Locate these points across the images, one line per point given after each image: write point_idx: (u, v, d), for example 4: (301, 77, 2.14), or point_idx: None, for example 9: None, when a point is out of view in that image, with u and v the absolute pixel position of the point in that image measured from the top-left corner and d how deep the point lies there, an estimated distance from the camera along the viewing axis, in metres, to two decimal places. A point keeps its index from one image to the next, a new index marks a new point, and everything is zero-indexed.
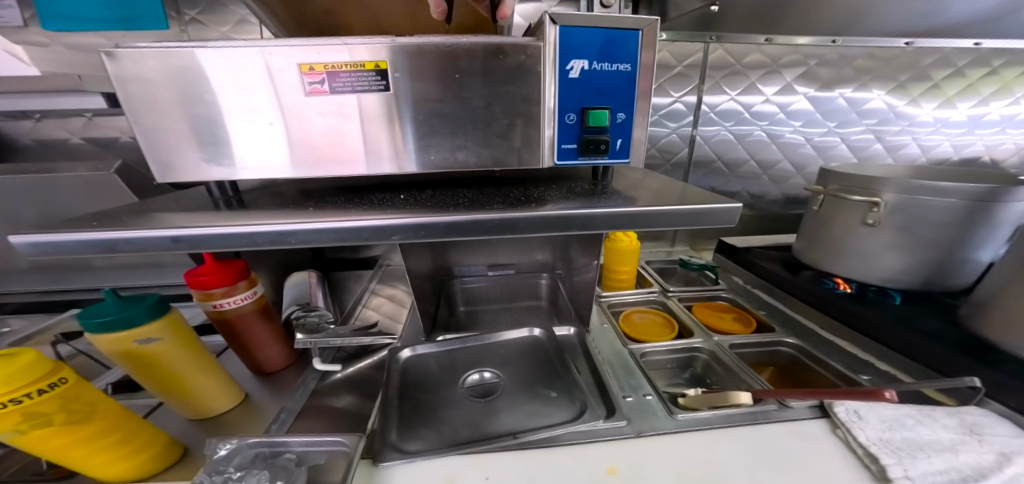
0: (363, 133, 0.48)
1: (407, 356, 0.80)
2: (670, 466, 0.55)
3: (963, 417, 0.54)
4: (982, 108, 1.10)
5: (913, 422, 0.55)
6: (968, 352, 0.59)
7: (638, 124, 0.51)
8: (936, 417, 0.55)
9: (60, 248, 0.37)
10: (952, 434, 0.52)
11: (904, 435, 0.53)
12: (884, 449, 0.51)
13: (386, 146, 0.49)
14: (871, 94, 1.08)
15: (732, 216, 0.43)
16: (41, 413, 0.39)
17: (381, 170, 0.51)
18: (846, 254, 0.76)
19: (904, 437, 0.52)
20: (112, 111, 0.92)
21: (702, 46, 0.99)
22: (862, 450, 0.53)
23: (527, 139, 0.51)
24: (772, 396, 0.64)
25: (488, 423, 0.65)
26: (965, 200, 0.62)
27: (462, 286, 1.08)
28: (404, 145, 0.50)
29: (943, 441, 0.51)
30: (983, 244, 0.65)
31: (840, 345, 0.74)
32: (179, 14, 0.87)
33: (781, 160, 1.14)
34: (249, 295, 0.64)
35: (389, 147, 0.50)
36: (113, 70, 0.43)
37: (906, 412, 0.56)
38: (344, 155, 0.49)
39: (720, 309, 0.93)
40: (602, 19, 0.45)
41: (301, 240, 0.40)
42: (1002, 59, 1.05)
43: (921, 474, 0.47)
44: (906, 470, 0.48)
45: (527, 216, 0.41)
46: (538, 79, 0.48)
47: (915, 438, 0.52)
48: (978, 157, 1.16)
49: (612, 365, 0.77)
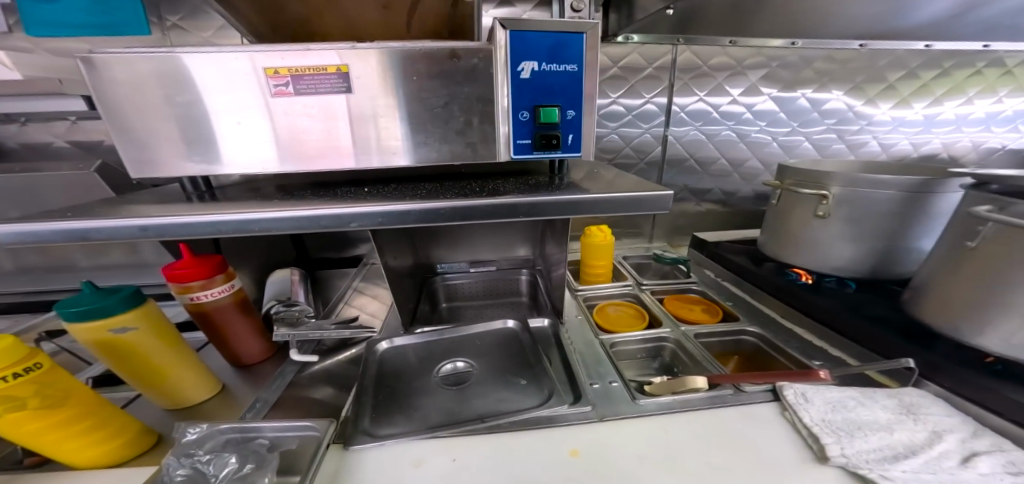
0: (351, 131, 0.52)
1: (384, 349, 0.82)
2: (629, 448, 0.57)
3: (902, 399, 0.56)
4: (936, 107, 1.16)
5: (855, 403, 0.57)
6: (909, 337, 0.62)
7: (588, 121, 0.55)
8: (877, 399, 0.57)
9: (34, 237, 0.39)
10: (890, 413, 0.54)
11: (846, 416, 0.55)
12: (825, 429, 0.53)
13: (376, 142, 0.53)
14: (832, 95, 1.13)
15: (666, 202, 0.46)
16: (15, 397, 0.41)
17: (372, 164, 0.54)
18: (803, 245, 0.80)
19: (845, 417, 0.54)
20: (96, 114, 0.94)
21: (671, 48, 1.03)
22: (806, 430, 0.55)
23: (486, 134, 0.54)
24: (728, 381, 0.66)
25: (459, 408, 0.67)
26: (904, 191, 0.66)
27: (443, 282, 1.13)
28: (399, 139, 0.53)
29: (881, 420, 0.53)
30: (923, 233, 0.69)
31: (798, 332, 0.77)
32: (161, 20, 0.91)
33: (750, 158, 1.18)
34: (227, 288, 0.66)
35: (379, 144, 0.53)
36: (90, 75, 0.45)
37: (849, 394, 0.58)
38: (336, 149, 0.52)
39: (690, 301, 0.95)
40: (549, 24, 0.49)
41: (264, 228, 0.43)
42: (952, 61, 1.11)
43: (856, 453, 0.49)
44: (843, 448, 0.50)
45: (478, 204, 0.45)
46: (492, 79, 0.51)
47: (855, 418, 0.54)
48: (936, 154, 1.21)
49: (582, 355, 0.80)
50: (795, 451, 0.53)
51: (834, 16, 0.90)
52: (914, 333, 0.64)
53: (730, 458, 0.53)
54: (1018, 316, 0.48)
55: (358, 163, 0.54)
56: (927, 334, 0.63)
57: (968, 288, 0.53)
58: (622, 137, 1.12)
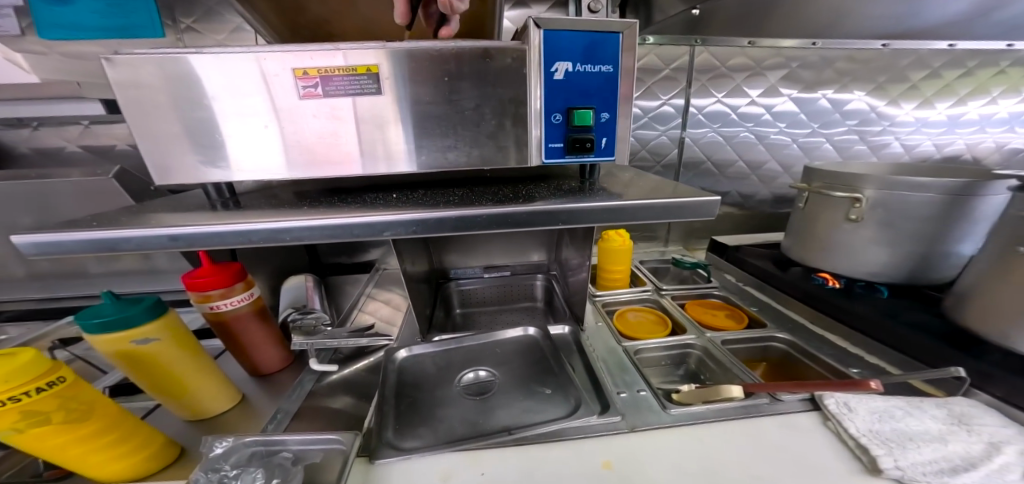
0: (357, 135, 0.50)
1: (403, 357, 0.80)
2: (665, 460, 0.55)
3: (952, 408, 0.54)
4: (960, 107, 1.14)
5: (902, 413, 0.55)
6: (954, 344, 0.60)
7: (622, 124, 0.53)
8: (925, 409, 0.55)
9: (59, 247, 0.38)
10: (941, 424, 0.52)
11: (894, 426, 0.53)
12: (875, 440, 0.51)
13: (382, 147, 0.51)
14: (853, 95, 1.11)
15: (711, 209, 0.46)
16: (39, 411, 0.39)
17: (378, 170, 0.52)
18: (832, 249, 0.78)
19: (894, 428, 0.53)
20: (109, 119, 0.93)
21: (688, 49, 1.02)
22: (852, 441, 0.53)
23: (517, 137, 0.53)
24: (763, 390, 0.64)
25: (484, 419, 0.65)
26: (942, 194, 0.64)
27: (457, 288, 1.11)
28: (404, 145, 0.51)
29: (932, 431, 0.51)
30: (963, 236, 0.68)
31: (831, 340, 0.74)
32: (175, 23, 0.89)
33: (768, 159, 1.17)
34: (247, 297, 0.64)
35: (384, 148, 0.51)
36: (114, 76, 0.44)
37: (895, 404, 0.56)
38: (339, 157, 0.51)
39: (713, 306, 0.93)
40: (584, 23, 0.47)
41: (296, 237, 0.41)
42: (976, 60, 1.09)
43: (911, 465, 0.47)
44: (896, 460, 0.48)
45: (516, 210, 0.44)
46: (525, 81, 0.50)
47: (904, 428, 0.52)
48: (960, 155, 1.19)
49: (606, 362, 0.78)
50: (841, 463, 0.51)
51: (857, 16, 0.89)
52: (958, 339, 0.62)
53: (774, 470, 0.51)
54: None
55: (360, 170, 0.52)
56: (972, 341, 0.60)
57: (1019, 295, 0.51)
58: (637, 139, 1.10)
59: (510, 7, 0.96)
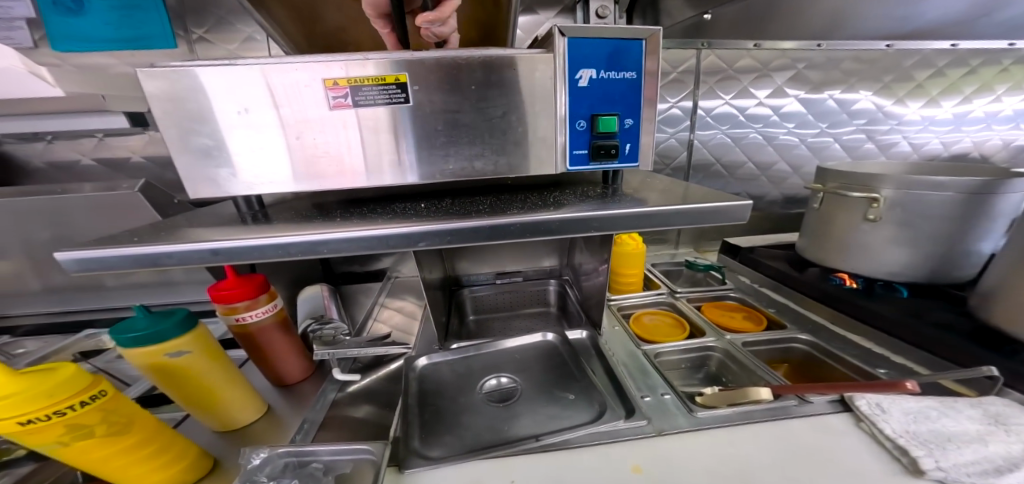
0: (362, 146, 0.50)
1: (423, 365, 0.81)
2: (696, 464, 0.55)
3: (987, 408, 0.54)
4: (966, 105, 1.15)
5: (937, 414, 0.55)
6: (983, 344, 0.60)
7: (646, 130, 0.54)
8: (960, 409, 0.55)
9: (101, 263, 0.38)
10: (978, 424, 0.52)
11: (930, 427, 0.53)
12: (913, 441, 0.51)
13: (389, 160, 0.51)
14: (859, 95, 1.12)
15: (742, 213, 0.46)
16: (83, 424, 0.39)
17: (384, 181, 0.52)
18: (850, 250, 0.78)
19: (930, 429, 0.53)
20: (125, 131, 0.93)
21: (695, 52, 1.03)
22: (889, 442, 0.53)
23: (540, 145, 0.53)
24: (791, 392, 0.64)
25: (509, 426, 0.65)
26: (962, 193, 0.65)
27: (471, 295, 1.11)
28: (404, 156, 0.51)
29: (971, 432, 0.51)
30: (982, 234, 0.68)
31: (853, 340, 0.75)
32: (187, 33, 0.90)
33: (777, 160, 1.17)
34: (271, 308, 0.64)
35: (393, 159, 0.51)
36: (149, 88, 0.44)
37: (929, 405, 0.57)
38: (345, 168, 0.51)
39: (729, 308, 0.94)
40: (608, 31, 0.48)
41: (332, 249, 0.42)
42: (980, 59, 1.10)
43: (953, 466, 0.47)
44: (938, 461, 0.48)
45: (549, 218, 0.44)
46: (549, 89, 0.50)
47: (942, 429, 0.52)
48: (967, 152, 1.20)
49: (627, 366, 0.78)
50: (882, 466, 0.51)
51: (863, 17, 0.90)
52: (985, 338, 0.62)
53: (811, 472, 0.51)
54: None
55: (375, 181, 0.52)
56: (1000, 339, 0.61)
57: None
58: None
59: (520, 13, 0.97)
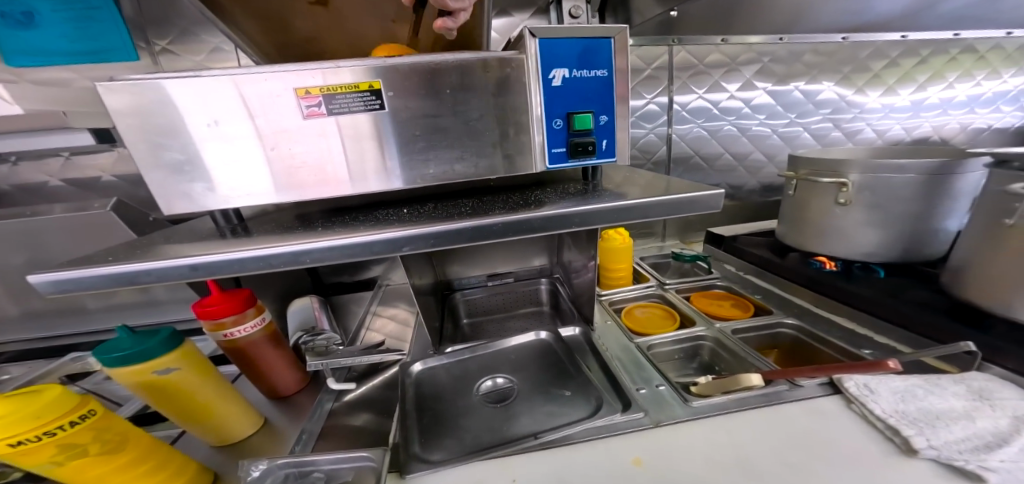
0: (343, 154, 0.50)
1: (418, 370, 0.80)
2: (694, 453, 0.56)
3: (971, 384, 0.57)
4: (921, 93, 1.22)
5: (923, 392, 0.58)
6: (959, 320, 0.64)
7: (621, 126, 0.55)
8: (945, 386, 0.58)
9: (80, 284, 0.37)
10: (964, 401, 0.55)
11: (919, 406, 0.56)
12: (903, 421, 0.54)
13: (371, 166, 0.51)
14: (822, 86, 1.17)
15: (716, 201, 0.48)
16: (76, 443, 0.39)
17: (369, 188, 0.52)
18: (827, 234, 0.82)
19: (919, 407, 0.55)
20: (94, 149, 0.90)
21: (667, 49, 1.06)
22: (881, 423, 0.55)
23: (519, 145, 0.54)
24: (782, 377, 0.66)
25: (508, 426, 0.65)
26: (923, 174, 0.69)
27: (463, 298, 1.11)
28: (385, 162, 0.51)
29: (958, 409, 0.54)
30: (947, 213, 0.73)
31: (837, 321, 0.78)
32: (149, 45, 0.88)
33: (752, 151, 1.22)
34: (259, 322, 0.63)
35: (374, 165, 0.51)
36: (111, 103, 0.43)
37: (915, 383, 0.60)
38: (328, 176, 0.51)
39: (718, 297, 0.97)
40: (578, 31, 0.49)
41: (316, 259, 0.42)
42: (929, 48, 1.17)
43: (944, 444, 0.50)
44: (929, 440, 0.50)
45: (533, 216, 0.45)
46: (525, 88, 0.51)
47: (930, 407, 0.55)
48: (927, 137, 1.27)
49: (621, 360, 0.79)
50: (878, 447, 0.53)
51: (819, 11, 0.95)
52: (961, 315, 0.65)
53: (806, 456, 0.53)
54: None
55: (358, 189, 0.52)
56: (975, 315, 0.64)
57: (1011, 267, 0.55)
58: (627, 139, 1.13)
59: (495, 16, 0.99)
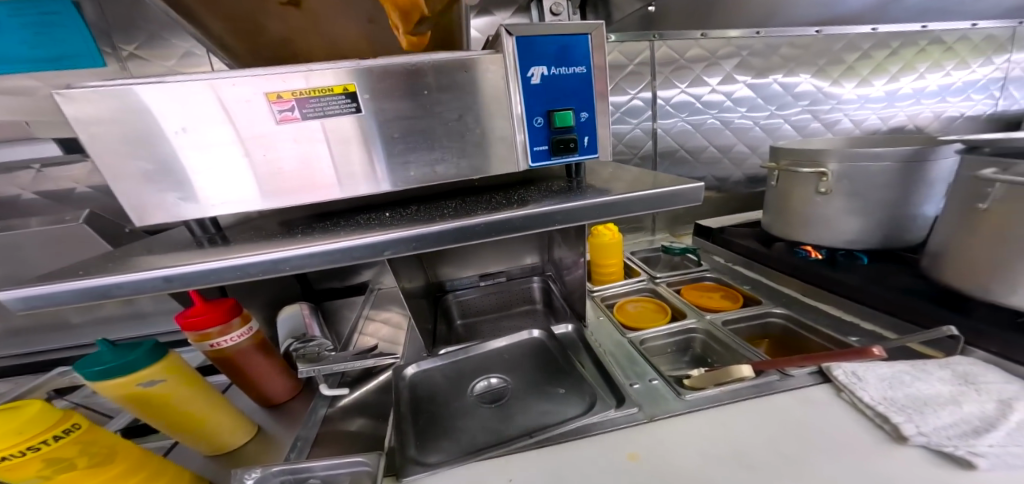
0: (323, 157, 0.49)
1: (412, 373, 0.79)
2: (689, 445, 0.56)
3: (956, 369, 0.58)
4: (894, 83, 1.25)
5: (910, 378, 0.59)
6: (940, 304, 0.65)
7: (601, 123, 0.56)
8: (931, 371, 0.59)
9: (48, 300, 0.36)
10: (951, 386, 0.56)
11: (907, 393, 0.57)
12: (892, 408, 0.54)
13: (351, 169, 0.50)
14: (800, 78, 1.20)
15: (697, 194, 0.48)
16: (62, 457, 0.39)
17: (353, 192, 0.51)
18: (810, 223, 0.84)
19: (907, 394, 0.56)
20: (64, 160, 0.87)
21: (648, 44, 1.07)
22: (871, 411, 0.56)
23: (502, 144, 0.54)
24: (772, 367, 0.67)
25: (503, 426, 0.65)
26: (899, 162, 0.70)
27: (455, 299, 1.11)
28: (365, 165, 0.51)
29: (945, 394, 0.55)
30: (925, 199, 0.75)
31: (825, 309, 0.79)
32: (115, 50, 0.84)
33: (736, 143, 1.23)
34: (246, 331, 0.62)
35: (354, 168, 0.50)
36: (69, 112, 0.41)
37: (901, 369, 0.61)
38: (310, 181, 0.50)
39: (708, 288, 0.98)
40: (554, 28, 0.49)
41: (294, 266, 0.41)
42: (899, 41, 1.21)
43: (934, 430, 0.50)
44: (919, 426, 0.51)
45: (517, 215, 0.45)
46: (504, 87, 0.51)
47: (917, 394, 0.56)
48: (903, 126, 1.30)
49: (615, 355, 0.79)
50: (869, 435, 0.53)
51: (793, 5, 0.97)
52: (943, 299, 0.67)
53: (799, 446, 0.53)
54: None
55: (343, 191, 0.51)
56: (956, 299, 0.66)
57: (986, 250, 0.56)
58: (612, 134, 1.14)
59: (475, 15, 0.98)
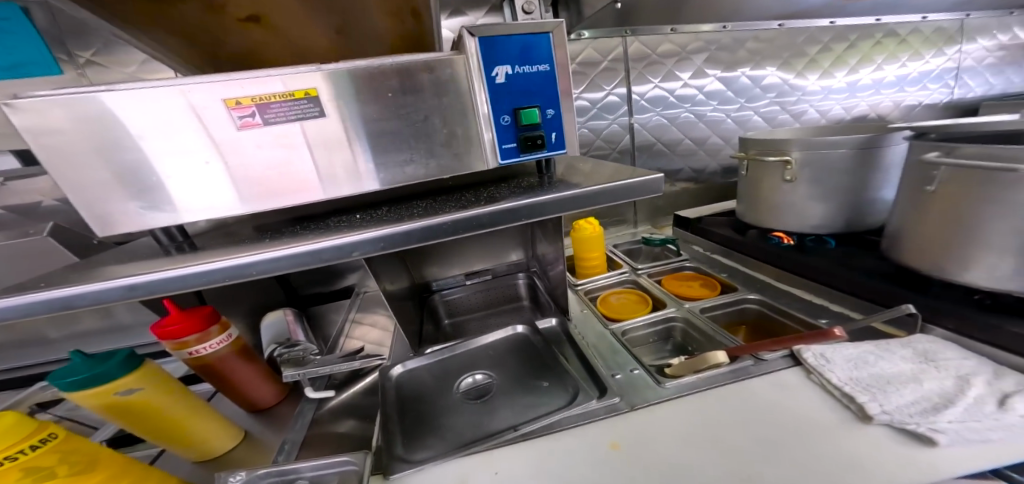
0: (302, 161, 0.49)
1: (399, 373, 0.80)
2: (668, 432, 0.58)
3: (916, 347, 0.60)
4: (854, 75, 1.31)
5: (874, 358, 0.60)
6: (900, 283, 0.69)
7: (567, 119, 0.57)
8: (894, 351, 0.60)
9: (6, 313, 0.35)
10: (912, 364, 0.57)
11: (871, 372, 0.57)
12: (858, 388, 0.55)
13: (329, 171, 0.50)
14: (766, 71, 1.24)
15: (657, 185, 0.50)
16: (42, 466, 0.39)
17: (337, 193, 0.52)
18: (779, 209, 0.87)
19: (871, 374, 0.57)
20: (26, 173, 0.84)
21: (621, 40, 1.09)
22: (839, 392, 0.56)
23: (470, 143, 0.55)
24: (747, 353, 0.68)
25: (489, 420, 0.66)
26: (855, 149, 0.74)
27: (441, 299, 1.11)
28: (343, 166, 0.51)
29: (906, 373, 0.56)
30: (882, 184, 0.79)
31: (796, 293, 0.83)
32: (73, 57, 0.82)
33: (710, 135, 1.27)
34: (225, 338, 0.61)
35: (331, 171, 0.50)
36: (19, 124, 0.39)
37: (866, 350, 0.61)
38: (289, 186, 0.49)
39: (688, 278, 1.00)
40: (515, 28, 0.50)
41: (262, 270, 0.41)
42: (856, 33, 1.26)
43: (896, 408, 0.51)
44: (882, 406, 0.52)
45: (488, 211, 0.46)
46: (468, 87, 0.52)
47: (881, 373, 0.57)
48: (865, 115, 1.36)
49: (597, 348, 0.81)
50: (837, 414, 0.54)
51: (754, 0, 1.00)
52: (904, 280, 0.70)
53: (770, 428, 0.55)
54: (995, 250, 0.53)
55: (323, 191, 0.51)
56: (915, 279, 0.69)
57: (939, 231, 0.58)
58: (589, 130, 1.16)
59: (447, 16, 0.99)
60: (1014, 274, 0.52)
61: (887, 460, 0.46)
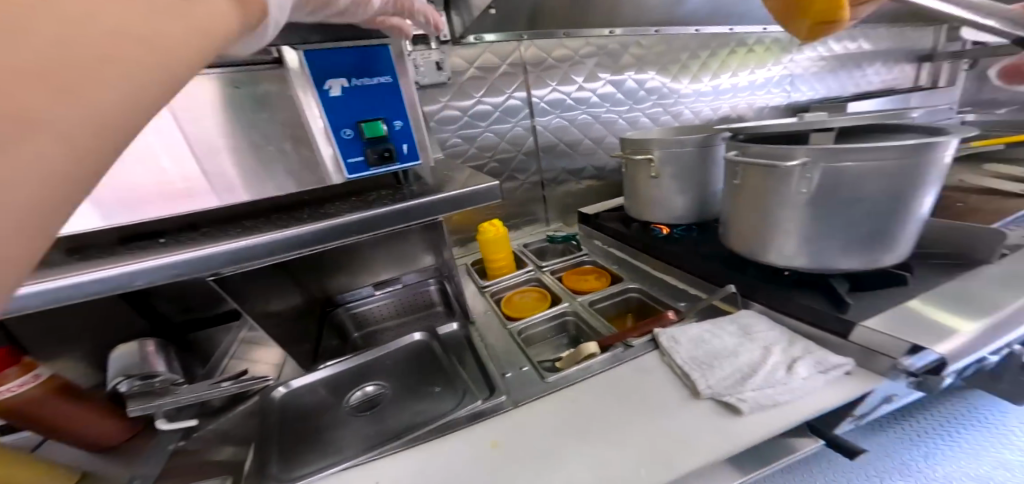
0: (188, 169, 0.45)
1: (281, 394, 0.76)
2: (545, 423, 0.60)
3: (739, 323, 0.68)
4: (717, 80, 1.49)
5: (710, 335, 0.66)
6: (728, 266, 0.80)
7: (418, 129, 0.57)
8: (723, 327, 0.67)
9: None
10: (735, 340, 0.64)
11: (706, 349, 0.63)
12: (693, 366, 0.61)
13: (216, 179, 0.46)
14: (648, 75, 1.36)
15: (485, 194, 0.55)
16: None
17: (237, 202, 0.48)
18: (651, 204, 0.96)
19: (707, 350, 0.63)
20: None
21: (516, 44, 1.12)
22: (681, 371, 0.62)
23: (310, 159, 0.51)
24: (618, 340, 0.74)
25: (375, 433, 0.64)
26: (695, 147, 0.84)
27: (347, 313, 1.07)
28: (231, 174, 0.47)
29: (731, 347, 0.62)
30: (715, 180, 0.90)
31: (668, 279, 0.92)
32: None
33: (606, 135, 1.36)
34: (31, 378, 0.51)
35: (218, 178, 0.46)
36: None
37: (705, 329, 0.68)
38: (174, 195, 0.44)
39: (585, 272, 1.06)
40: (345, 41, 0.49)
41: (17, 308, 0.36)
42: (717, 42, 1.44)
43: (717, 382, 0.57)
44: (708, 381, 0.57)
45: (309, 230, 0.48)
46: (297, 101, 0.48)
47: (713, 349, 0.63)
48: (728, 115, 1.56)
49: (493, 348, 0.82)
50: (678, 393, 0.60)
51: None
52: (733, 263, 0.81)
53: (626, 410, 0.59)
54: (785, 233, 0.62)
55: (187, 209, 0.46)
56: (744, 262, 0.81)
57: (747, 218, 0.67)
58: (493, 133, 1.18)
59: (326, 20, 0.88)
60: (796, 251, 0.62)
61: (704, 431, 0.52)
